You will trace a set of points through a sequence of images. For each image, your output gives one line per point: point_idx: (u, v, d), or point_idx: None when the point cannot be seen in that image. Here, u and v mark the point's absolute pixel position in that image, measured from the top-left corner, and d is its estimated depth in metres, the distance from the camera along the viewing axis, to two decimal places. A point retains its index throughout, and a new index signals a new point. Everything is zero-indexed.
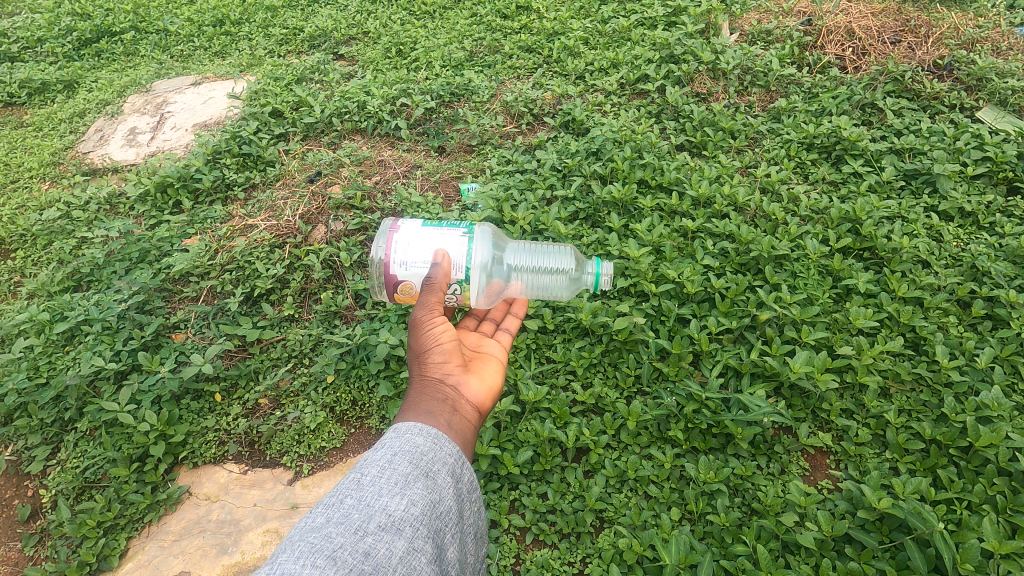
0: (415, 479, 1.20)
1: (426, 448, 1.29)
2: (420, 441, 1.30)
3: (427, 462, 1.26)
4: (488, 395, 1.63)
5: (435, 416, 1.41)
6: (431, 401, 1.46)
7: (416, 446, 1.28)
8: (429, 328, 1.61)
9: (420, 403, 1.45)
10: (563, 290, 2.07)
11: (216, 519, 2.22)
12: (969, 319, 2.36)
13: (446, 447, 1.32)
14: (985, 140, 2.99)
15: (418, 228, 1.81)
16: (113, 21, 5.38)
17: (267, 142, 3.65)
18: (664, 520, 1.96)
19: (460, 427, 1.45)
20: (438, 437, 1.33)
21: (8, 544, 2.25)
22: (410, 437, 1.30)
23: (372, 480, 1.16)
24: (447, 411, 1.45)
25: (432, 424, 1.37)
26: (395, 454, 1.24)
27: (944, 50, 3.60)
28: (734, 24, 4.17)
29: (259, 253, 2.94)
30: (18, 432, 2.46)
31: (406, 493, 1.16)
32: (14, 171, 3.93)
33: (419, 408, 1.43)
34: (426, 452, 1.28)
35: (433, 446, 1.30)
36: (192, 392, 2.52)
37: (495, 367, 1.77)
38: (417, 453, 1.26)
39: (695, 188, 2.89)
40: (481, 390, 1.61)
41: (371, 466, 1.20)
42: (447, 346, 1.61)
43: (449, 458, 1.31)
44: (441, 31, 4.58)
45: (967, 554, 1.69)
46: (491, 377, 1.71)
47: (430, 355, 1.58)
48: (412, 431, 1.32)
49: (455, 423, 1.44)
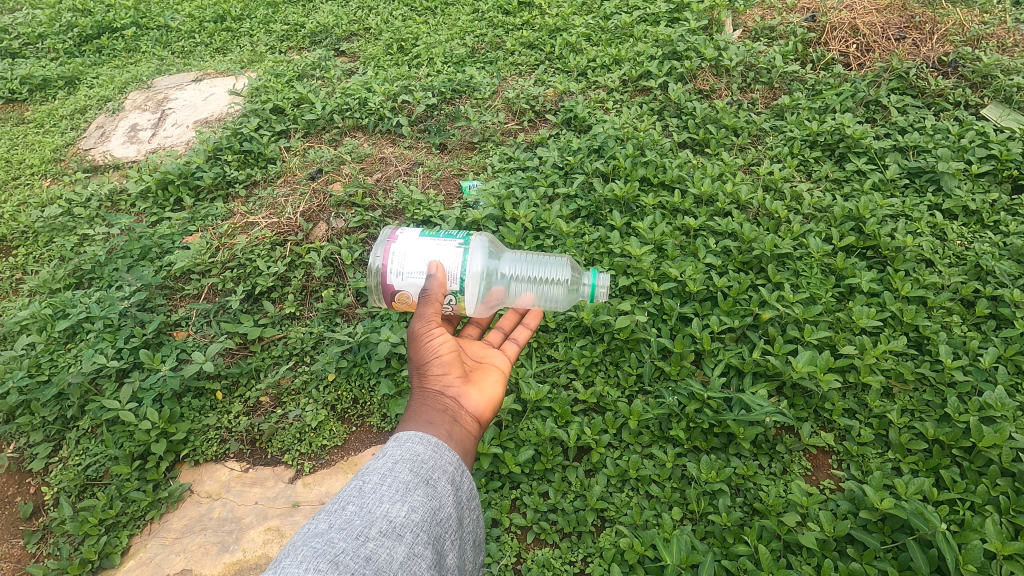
0: (415, 486, 1.20)
1: (426, 456, 1.29)
2: (421, 449, 1.30)
3: (427, 470, 1.26)
4: (488, 406, 1.63)
5: (435, 426, 1.42)
6: (430, 412, 1.46)
7: (416, 455, 1.28)
8: (428, 340, 1.61)
9: (420, 414, 1.45)
10: (560, 299, 2.05)
11: (217, 517, 2.21)
12: (973, 319, 2.35)
13: (446, 456, 1.32)
14: (991, 137, 2.97)
15: (415, 237, 1.80)
16: (114, 17, 5.38)
17: (268, 139, 3.64)
18: (665, 520, 1.96)
19: (460, 437, 1.45)
20: (438, 446, 1.33)
21: (10, 541, 2.25)
22: (411, 446, 1.30)
23: (374, 487, 1.16)
24: (447, 422, 1.45)
25: (432, 434, 1.37)
26: (396, 462, 1.24)
27: (949, 47, 3.58)
28: (737, 20, 4.14)
29: (260, 251, 2.94)
30: (19, 430, 2.46)
31: (406, 499, 1.16)
32: (15, 168, 3.92)
33: (419, 419, 1.43)
34: (427, 460, 1.28)
35: (433, 455, 1.30)
36: (193, 390, 2.52)
37: (496, 377, 1.77)
38: (417, 461, 1.26)
39: (698, 186, 2.88)
40: (481, 400, 1.61)
41: (372, 473, 1.20)
42: (447, 358, 1.60)
43: (449, 466, 1.31)
44: (442, 27, 4.56)
45: (969, 555, 1.68)
46: (492, 387, 1.70)
47: (430, 367, 1.57)
48: (413, 440, 1.32)
49: (455, 433, 1.44)
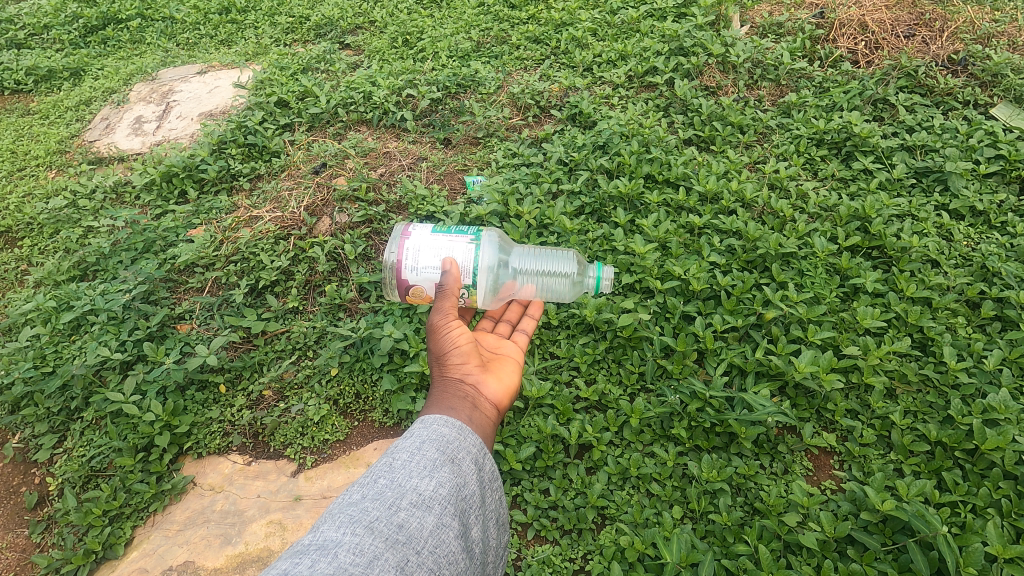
0: (441, 464, 1.20)
1: (451, 437, 1.28)
2: (446, 431, 1.30)
3: (452, 449, 1.25)
4: (506, 394, 1.62)
5: (457, 411, 1.41)
6: (451, 398, 1.46)
7: (442, 435, 1.28)
8: (446, 331, 1.62)
9: (442, 400, 1.45)
10: (566, 292, 2.08)
11: (220, 510, 2.22)
12: (978, 320, 2.34)
13: (470, 438, 1.32)
14: (999, 138, 2.94)
15: (428, 233, 1.79)
16: (119, 8, 5.38)
17: (272, 131, 3.63)
18: (666, 519, 1.96)
19: (480, 423, 1.45)
20: (461, 429, 1.32)
21: (16, 530, 2.28)
22: (436, 427, 1.30)
23: (402, 463, 1.17)
24: (468, 407, 1.45)
25: (455, 418, 1.37)
26: (423, 441, 1.25)
27: (958, 44, 3.56)
28: (745, 15, 4.10)
29: (264, 245, 2.95)
30: (24, 420, 2.48)
31: (434, 475, 1.16)
32: (20, 158, 3.93)
33: (441, 404, 1.43)
34: (452, 440, 1.28)
35: (458, 436, 1.30)
36: (196, 383, 2.53)
37: (513, 367, 1.76)
38: (443, 441, 1.26)
39: (703, 183, 2.86)
40: (499, 389, 1.60)
41: (401, 451, 1.21)
42: (465, 348, 1.60)
43: (473, 447, 1.30)
44: (448, 21, 4.53)
45: (969, 558, 1.69)
46: (509, 376, 1.69)
47: (448, 357, 1.58)
48: (438, 422, 1.32)
49: (476, 419, 1.44)
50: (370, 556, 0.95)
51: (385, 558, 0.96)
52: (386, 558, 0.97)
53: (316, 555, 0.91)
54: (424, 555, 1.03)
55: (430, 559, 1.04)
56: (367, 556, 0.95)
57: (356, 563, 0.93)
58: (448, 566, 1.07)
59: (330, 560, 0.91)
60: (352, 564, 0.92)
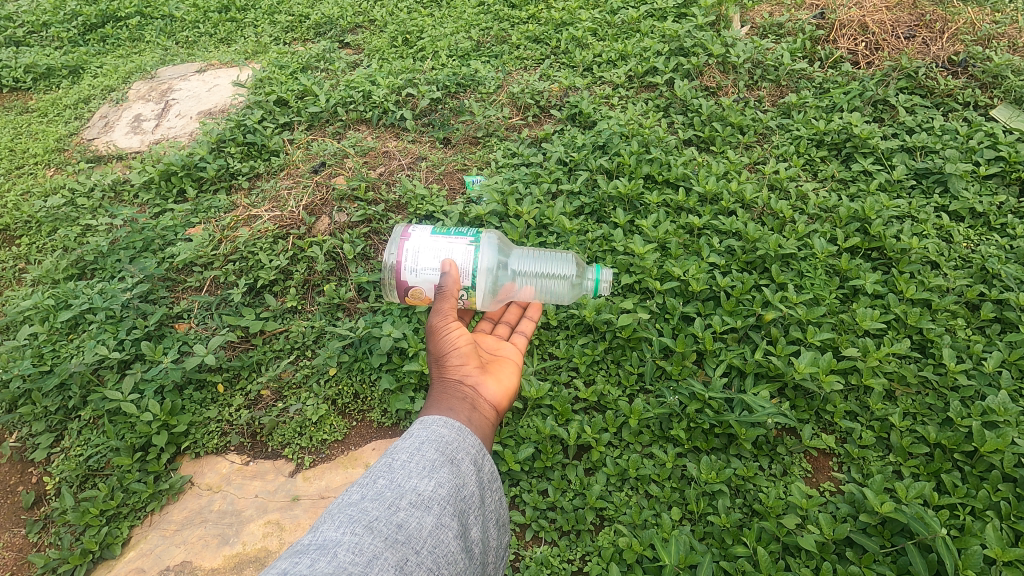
0: (441, 464, 1.20)
1: (451, 437, 1.28)
2: (445, 432, 1.29)
3: (451, 450, 1.25)
4: (505, 395, 1.61)
5: (456, 412, 1.41)
6: (451, 399, 1.45)
7: (442, 436, 1.27)
8: (446, 333, 1.61)
9: (441, 401, 1.44)
10: (565, 294, 2.07)
11: (217, 510, 2.22)
12: (978, 322, 2.33)
13: (470, 438, 1.31)
14: (999, 139, 2.93)
15: (427, 235, 1.78)
16: (119, 6, 5.38)
17: (271, 130, 3.62)
18: (664, 520, 1.96)
19: (480, 424, 1.44)
20: (461, 429, 1.32)
21: (13, 529, 2.27)
22: (436, 428, 1.29)
23: (402, 463, 1.17)
24: (467, 408, 1.45)
25: (455, 419, 1.36)
26: (422, 442, 1.24)
27: (959, 46, 3.55)
28: (745, 16, 4.09)
29: (262, 244, 2.94)
30: (22, 419, 2.46)
31: (433, 475, 1.16)
32: (19, 156, 3.91)
33: (440, 405, 1.42)
34: (452, 441, 1.27)
35: (458, 437, 1.29)
36: (194, 382, 2.52)
37: (512, 369, 1.76)
38: (443, 442, 1.26)
39: (702, 184, 2.86)
40: (498, 390, 1.59)
41: (401, 451, 1.20)
42: (464, 350, 1.60)
43: (473, 448, 1.30)
44: (448, 20, 4.52)
45: (968, 561, 1.68)
46: (508, 378, 1.69)
47: (447, 358, 1.57)
48: (438, 423, 1.31)
49: (475, 420, 1.43)
50: (369, 555, 0.95)
51: (384, 558, 0.96)
52: (385, 557, 0.96)
53: (316, 554, 0.91)
54: (424, 555, 1.02)
55: (429, 559, 1.03)
56: (367, 555, 0.94)
57: (356, 562, 0.92)
58: (448, 566, 1.06)
59: (329, 559, 0.91)
60: (351, 563, 0.92)
